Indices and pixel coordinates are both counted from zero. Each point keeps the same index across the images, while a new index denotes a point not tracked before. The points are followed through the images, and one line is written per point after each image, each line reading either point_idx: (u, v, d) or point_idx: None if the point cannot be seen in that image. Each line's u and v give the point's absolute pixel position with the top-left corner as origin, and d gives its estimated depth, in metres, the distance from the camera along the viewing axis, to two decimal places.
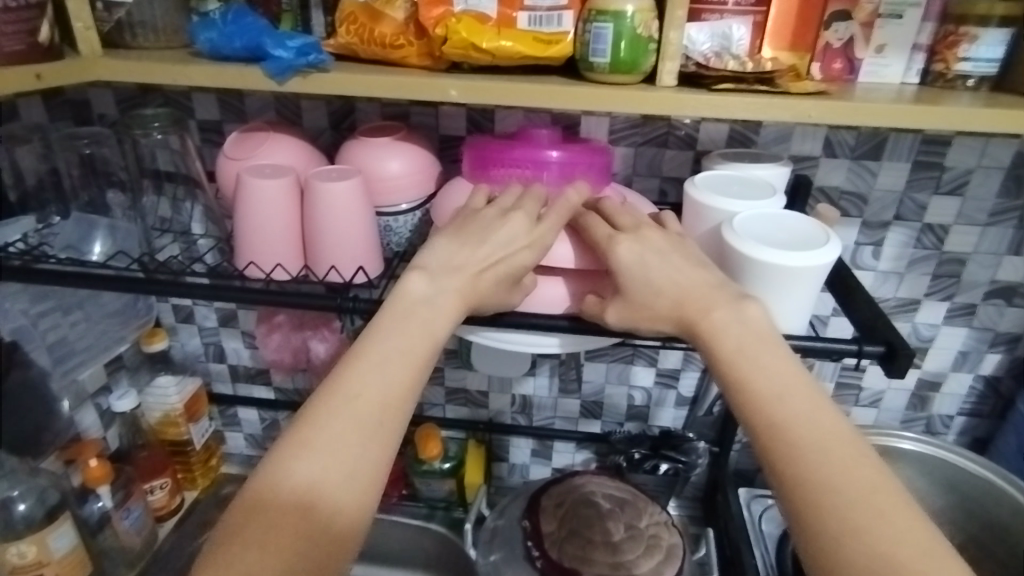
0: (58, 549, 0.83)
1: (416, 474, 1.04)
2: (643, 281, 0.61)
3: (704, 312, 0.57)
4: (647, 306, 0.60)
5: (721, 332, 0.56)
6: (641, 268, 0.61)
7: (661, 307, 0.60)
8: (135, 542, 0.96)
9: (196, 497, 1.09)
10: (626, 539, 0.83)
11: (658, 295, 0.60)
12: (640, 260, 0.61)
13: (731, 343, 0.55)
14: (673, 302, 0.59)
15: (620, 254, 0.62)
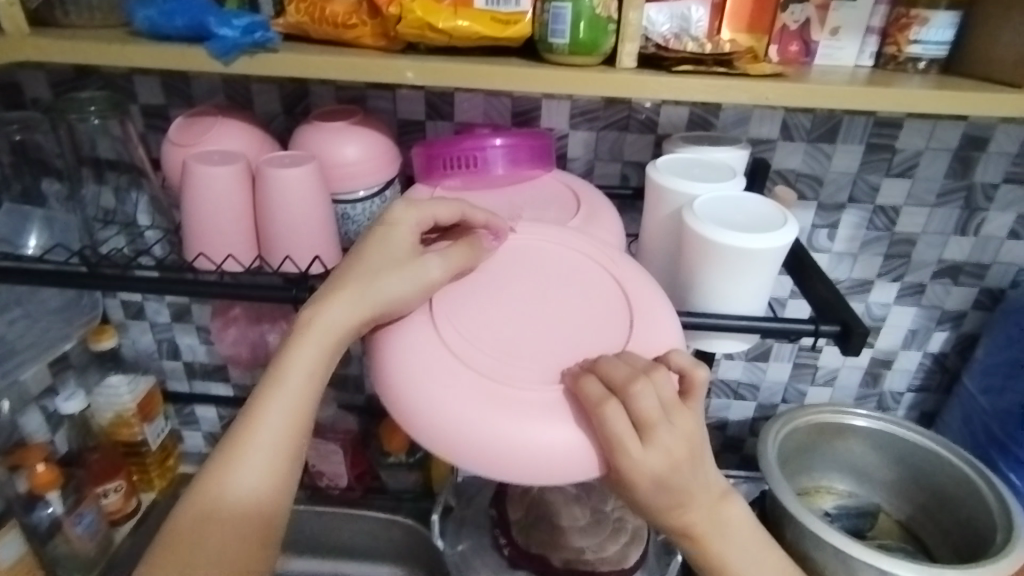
0: (3, 558, 0.79)
1: (383, 467, 1.02)
2: (651, 497, 0.54)
3: (702, 529, 0.58)
4: (650, 511, 0.56)
5: (713, 537, 0.58)
6: (655, 491, 0.54)
7: (660, 516, 0.56)
8: (90, 547, 0.92)
9: (154, 498, 1.04)
10: (594, 523, 0.82)
11: (660, 506, 0.55)
12: (663, 484, 0.53)
13: (715, 534, 0.58)
14: (681, 517, 0.57)
15: (643, 484, 0.53)
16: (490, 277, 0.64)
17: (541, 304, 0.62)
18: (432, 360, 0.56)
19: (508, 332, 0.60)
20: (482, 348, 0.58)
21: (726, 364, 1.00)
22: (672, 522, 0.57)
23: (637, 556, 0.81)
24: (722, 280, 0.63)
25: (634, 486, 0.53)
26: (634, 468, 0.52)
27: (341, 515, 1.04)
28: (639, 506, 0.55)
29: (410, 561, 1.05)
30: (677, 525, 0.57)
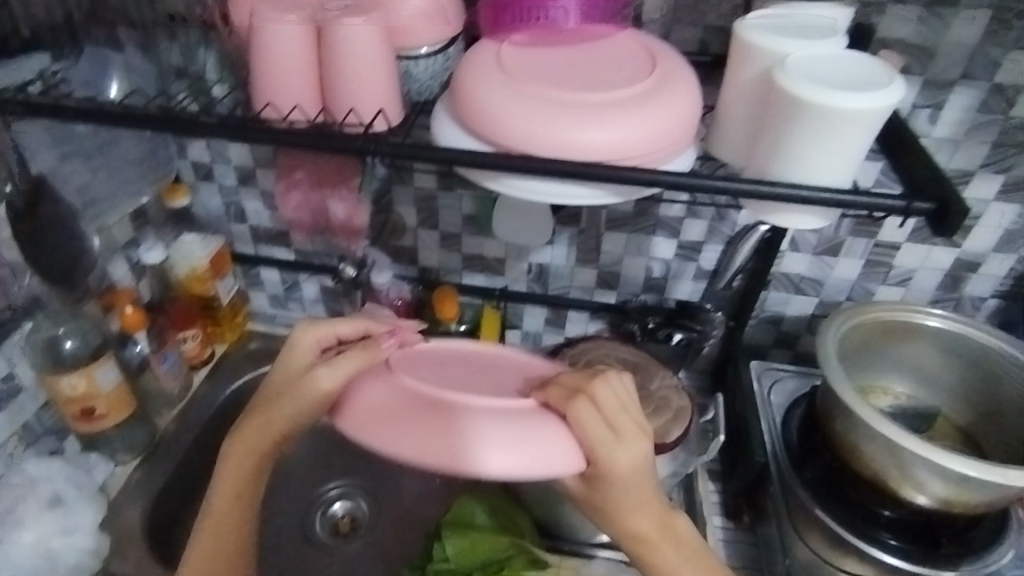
0: (106, 382, 0.86)
1: None
2: (619, 496, 0.59)
3: (664, 537, 0.61)
4: (622, 517, 0.60)
5: (670, 543, 0.61)
6: (625, 491, 0.58)
7: (632, 523, 0.60)
8: (174, 386, 0.99)
9: (225, 351, 1.09)
10: (638, 399, 0.83)
11: (628, 514, 0.60)
12: (635, 474, 0.58)
13: (673, 539, 0.61)
14: (638, 521, 0.60)
15: (619, 469, 0.57)
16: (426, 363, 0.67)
17: (478, 373, 0.66)
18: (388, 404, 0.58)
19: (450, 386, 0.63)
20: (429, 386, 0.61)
21: (791, 257, 0.96)
22: (641, 529, 0.60)
23: (679, 433, 0.81)
24: (808, 146, 0.59)
25: (611, 483, 0.58)
26: (612, 459, 0.57)
27: None
28: (607, 515, 0.60)
29: None
30: (638, 537, 0.61)
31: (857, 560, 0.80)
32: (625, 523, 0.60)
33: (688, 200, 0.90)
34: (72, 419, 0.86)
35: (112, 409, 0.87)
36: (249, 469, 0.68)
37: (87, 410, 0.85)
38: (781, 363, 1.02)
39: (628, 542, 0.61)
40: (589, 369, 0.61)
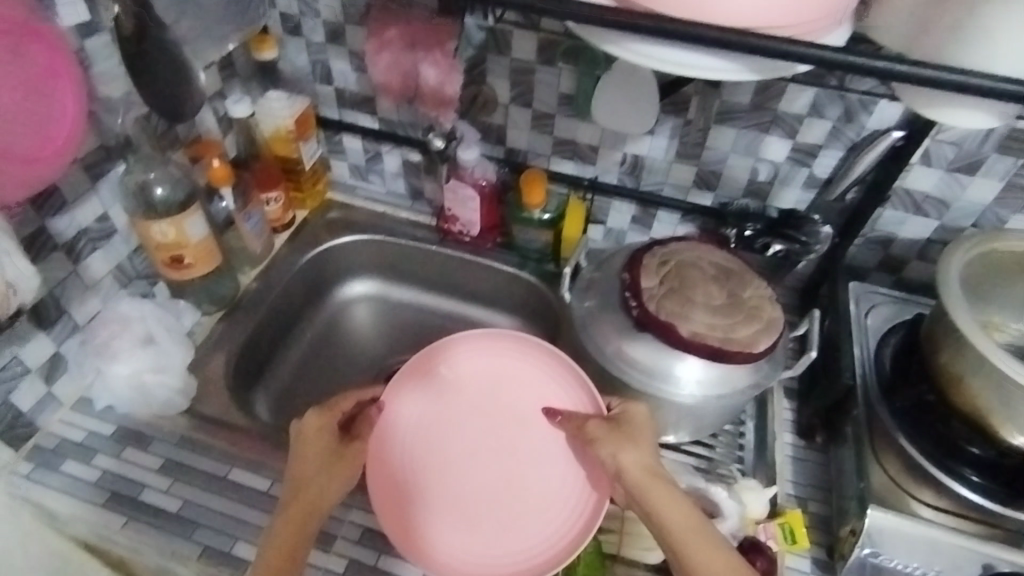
0: (195, 233, 0.86)
1: (515, 221, 1.00)
2: (637, 434, 0.69)
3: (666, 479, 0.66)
4: (635, 446, 0.68)
5: (670, 486, 0.65)
6: (642, 430, 0.70)
7: (638, 454, 0.68)
8: (257, 245, 1.00)
9: (307, 217, 1.09)
10: (728, 306, 0.78)
11: (639, 448, 0.68)
12: (648, 425, 0.71)
13: (671, 485, 0.66)
14: (647, 458, 0.68)
15: (637, 413, 0.71)
16: (443, 442, 0.80)
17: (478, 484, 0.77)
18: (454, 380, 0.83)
19: (484, 421, 0.81)
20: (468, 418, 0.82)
21: (918, 172, 0.87)
22: (648, 465, 0.67)
23: (767, 345, 0.76)
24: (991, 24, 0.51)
25: (627, 424, 0.70)
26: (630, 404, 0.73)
27: (471, 263, 1.05)
28: (623, 445, 0.69)
29: (527, 315, 1.06)
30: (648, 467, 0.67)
31: (933, 492, 0.75)
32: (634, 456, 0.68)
33: (834, 89, 0.82)
34: (162, 265, 0.88)
35: (200, 259, 0.88)
36: (302, 515, 0.64)
37: (176, 258, 0.87)
38: (885, 289, 0.94)
39: (642, 478, 0.66)
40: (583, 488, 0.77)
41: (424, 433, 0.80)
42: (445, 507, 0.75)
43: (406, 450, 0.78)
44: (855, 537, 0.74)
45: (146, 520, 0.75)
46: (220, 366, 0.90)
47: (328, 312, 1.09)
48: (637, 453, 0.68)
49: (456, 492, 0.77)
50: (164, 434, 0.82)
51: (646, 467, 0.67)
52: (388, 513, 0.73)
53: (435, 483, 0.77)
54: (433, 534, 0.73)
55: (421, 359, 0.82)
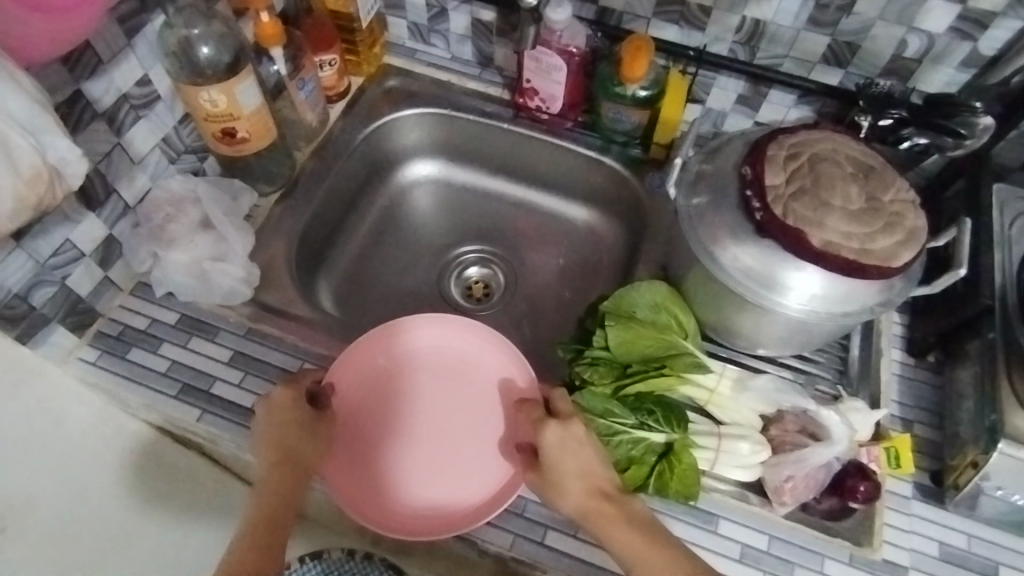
0: (247, 103, 0.75)
1: (604, 96, 0.86)
2: (561, 467, 0.62)
3: (605, 515, 0.60)
4: (562, 488, 0.61)
5: (616, 528, 0.59)
6: (565, 459, 0.62)
7: (569, 495, 0.61)
8: (313, 118, 0.90)
9: (362, 85, 0.96)
10: (868, 211, 0.67)
11: (567, 484, 0.61)
12: (570, 452, 0.62)
13: (617, 518, 0.59)
14: (576, 496, 0.61)
15: (549, 444, 0.63)
16: (394, 416, 0.74)
17: (438, 464, 0.71)
18: (411, 362, 0.76)
19: (439, 394, 0.75)
20: (422, 393, 0.75)
21: None
22: (583, 502, 0.60)
23: (908, 259, 0.66)
24: None
25: (545, 457, 0.63)
26: (542, 429, 0.64)
27: (547, 145, 0.93)
28: (551, 490, 0.62)
29: (607, 205, 0.95)
30: (582, 506, 0.60)
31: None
32: (565, 495, 0.61)
33: None
34: (213, 139, 0.78)
35: (254, 133, 0.78)
36: (285, 483, 0.62)
37: (228, 132, 0.77)
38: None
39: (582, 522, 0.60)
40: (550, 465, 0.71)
41: (376, 408, 0.74)
42: (393, 475, 0.70)
43: (356, 427, 0.72)
44: (974, 470, 0.68)
45: (221, 412, 0.72)
46: (280, 252, 0.83)
47: (388, 194, 1.00)
48: (564, 488, 0.61)
49: (406, 457, 0.71)
50: (230, 324, 0.77)
51: (581, 507, 0.60)
52: (340, 478, 0.69)
53: (385, 455, 0.71)
54: (382, 500, 0.68)
55: (371, 338, 0.75)
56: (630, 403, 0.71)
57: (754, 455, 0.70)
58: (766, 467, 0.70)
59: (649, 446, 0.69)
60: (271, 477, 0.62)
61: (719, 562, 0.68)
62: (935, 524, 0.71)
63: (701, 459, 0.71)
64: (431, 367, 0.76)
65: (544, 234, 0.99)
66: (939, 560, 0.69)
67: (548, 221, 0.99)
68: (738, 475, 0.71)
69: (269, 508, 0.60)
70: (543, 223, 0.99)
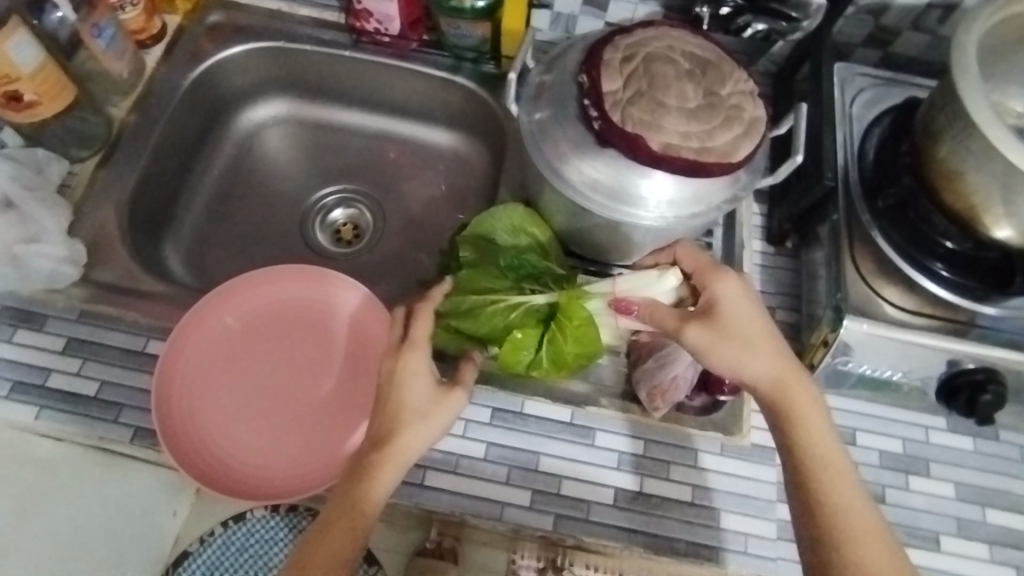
0: (25, 62, 0.66)
1: (439, 11, 0.80)
2: (779, 360, 0.61)
3: (808, 409, 0.60)
4: (750, 350, 0.61)
5: (803, 387, 0.61)
6: (748, 344, 0.61)
7: (761, 366, 0.61)
8: (123, 69, 0.79)
9: (181, 24, 0.85)
10: (705, 108, 0.66)
11: (754, 349, 0.61)
12: (745, 310, 0.63)
13: (812, 385, 0.61)
14: (779, 361, 0.61)
15: (733, 306, 0.63)
16: (239, 386, 0.70)
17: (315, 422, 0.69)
18: (236, 329, 0.71)
19: (279, 352, 0.72)
20: (260, 357, 0.72)
21: None
22: (776, 366, 0.61)
23: (748, 151, 0.66)
24: None
25: (725, 311, 0.63)
26: (725, 289, 0.64)
27: (396, 71, 0.85)
28: (728, 346, 0.61)
29: (472, 128, 0.88)
30: (778, 371, 0.61)
31: (898, 289, 0.70)
32: (745, 364, 0.61)
33: None
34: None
35: (46, 94, 0.70)
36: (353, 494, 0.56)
37: (12, 96, 0.68)
38: (870, 69, 0.81)
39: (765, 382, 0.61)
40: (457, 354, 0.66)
41: (235, 388, 0.70)
42: (263, 446, 0.68)
43: (226, 411, 0.68)
44: (825, 348, 0.71)
45: (61, 407, 0.66)
46: (110, 220, 0.75)
47: (233, 141, 0.90)
48: (760, 350, 0.61)
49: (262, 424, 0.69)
50: (60, 310, 0.70)
51: (772, 371, 0.61)
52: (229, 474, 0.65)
53: (241, 430, 0.68)
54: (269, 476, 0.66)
55: (201, 324, 0.69)
56: (512, 273, 0.71)
57: (662, 282, 0.72)
58: (642, 374, 0.72)
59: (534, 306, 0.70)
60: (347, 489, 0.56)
61: (597, 472, 0.69)
62: None
63: (600, 309, 0.71)
64: (270, 330, 0.72)
65: (411, 164, 0.91)
66: None
67: (412, 148, 0.91)
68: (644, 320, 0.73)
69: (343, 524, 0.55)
70: (410, 151, 0.91)
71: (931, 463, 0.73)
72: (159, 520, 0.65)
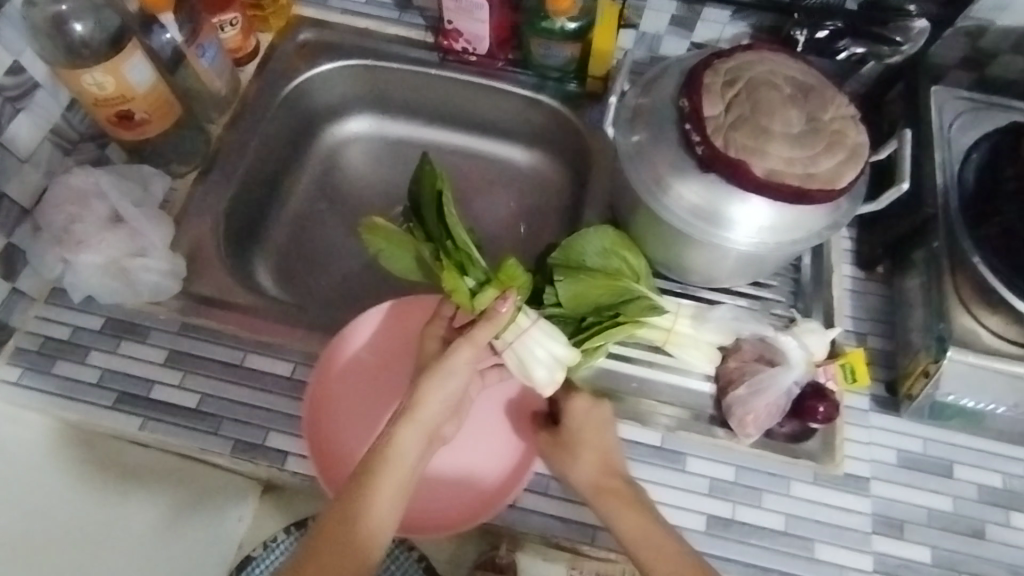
0: (139, 82, 0.68)
1: (531, 31, 0.81)
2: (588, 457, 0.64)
3: (625, 501, 0.60)
4: (579, 458, 0.64)
5: (620, 496, 0.61)
6: (571, 456, 0.65)
7: (583, 469, 0.64)
8: (221, 86, 0.82)
9: (273, 42, 0.87)
10: (808, 132, 0.65)
11: (580, 458, 0.64)
12: (585, 423, 0.67)
13: (625, 493, 0.61)
14: (591, 469, 0.63)
15: (573, 420, 0.67)
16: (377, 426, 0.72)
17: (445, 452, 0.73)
18: (372, 361, 0.74)
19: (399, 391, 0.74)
20: (386, 396, 0.74)
21: None
22: (594, 472, 0.63)
23: (852, 178, 0.65)
24: None
25: (569, 428, 0.67)
26: (568, 403, 0.69)
27: (480, 88, 0.87)
28: (566, 458, 0.65)
29: (553, 146, 0.89)
30: (597, 478, 0.63)
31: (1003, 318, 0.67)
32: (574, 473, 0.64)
33: None
34: (110, 127, 0.71)
35: (154, 112, 0.71)
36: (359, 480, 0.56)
37: (124, 115, 0.70)
38: (969, 91, 0.79)
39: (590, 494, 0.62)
40: (520, 359, 0.69)
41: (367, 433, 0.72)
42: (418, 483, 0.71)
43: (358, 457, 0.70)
44: (926, 380, 0.69)
45: (164, 417, 0.68)
46: (206, 235, 0.76)
47: (318, 156, 0.92)
48: (583, 461, 0.64)
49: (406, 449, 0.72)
50: (162, 322, 0.72)
51: (591, 479, 0.63)
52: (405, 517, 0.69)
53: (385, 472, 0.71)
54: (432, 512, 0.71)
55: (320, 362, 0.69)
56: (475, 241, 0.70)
57: (561, 353, 0.70)
58: (735, 400, 0.70)
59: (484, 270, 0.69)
60: (368, 472, 0.56)
61: (690, 499, 0.69)
62: (893, 432, 0.73)
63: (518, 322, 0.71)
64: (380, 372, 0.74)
65: (492, 181, 0.92)
66: (898, 466, 0.72)
67: (491, 165, 0.92)
68: (542, 376, 0.69)
69: (357, 504, 0.54)
70: (489, 169, 0.92)
71: None
72: (227, 522, 0.73)
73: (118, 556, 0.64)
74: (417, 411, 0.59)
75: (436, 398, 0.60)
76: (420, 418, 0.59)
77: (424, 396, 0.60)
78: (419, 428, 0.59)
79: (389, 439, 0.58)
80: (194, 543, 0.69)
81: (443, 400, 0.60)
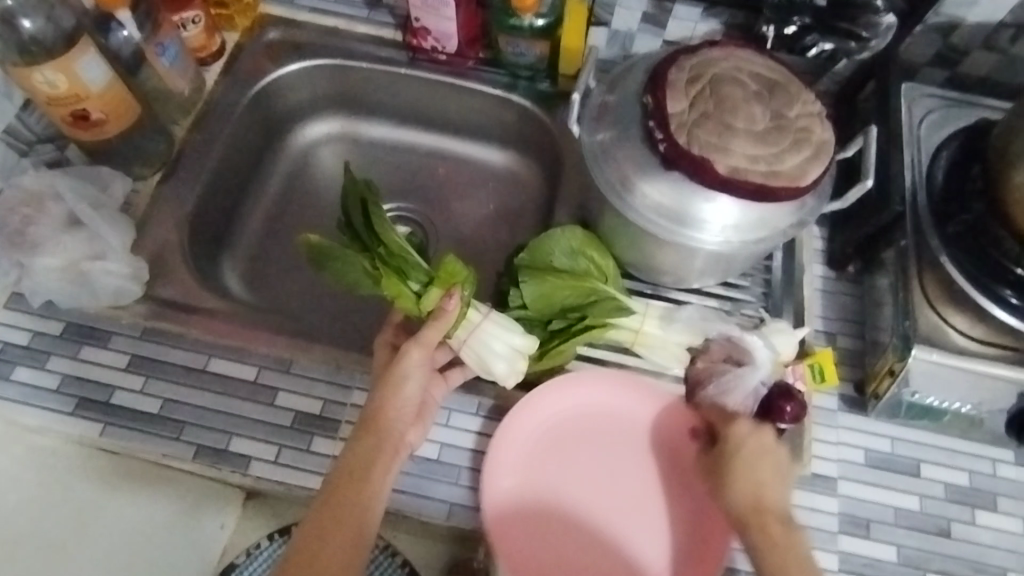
0: (94, 81, 0.67)
1: (499, 28, 0.81)
2: (768, 483, 0.58)
3: (787, 538, 0.55)
4: (734, 484, 0.59)
5: (782, 527, 0.56)
6: (731, 481, 0.59)
7: (733, 496, 0.58)
8: (183, 85, 0.81)
9: (239, 41, 0.86)
10: (772, 129, 0.64)
11: (738, 487, 0.59)
12: (746, 450, 0.60)
13: (793, 530, 0.56)
14: (742, 499, 0.58)
15: (730, 447, 0.61)
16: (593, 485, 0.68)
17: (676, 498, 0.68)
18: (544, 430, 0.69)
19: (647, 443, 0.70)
20: (628, 452, 0.70)
21: None
22: (747, 503, 0.58)
23: (818, 174, 0.64)
24: None
25: (729, 453, 0.61)
26: (731, 428, 0.62)
27: (450, 86, 0.86)
28: (722, 485, 0.60)
29: (526, 146, 0.88)
30: (749, 506, 0.58)
31: (968, 318, 0.67)
32: (726, 503, 0.59)
33: None
34: (66, 127, 0.70)
35: (111, 112, 0.70)
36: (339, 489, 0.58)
37: (80, 115, 0.69)
38: (940, 89, 0.79)
39: (740, 522, 0.57)
40: (478, 353, 0.69)
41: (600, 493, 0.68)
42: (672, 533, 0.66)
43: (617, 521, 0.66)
44: (892, 379, 0.70)
45: (125, 423, 0.67)
46: (168, 236, 0.75)
47: (288, 157, 0.91)
48: (738, 491, 0.59)
49: (517, 476, 0.67)
50: (123, 327, 0.71)
51: (742, 510, 0.58)
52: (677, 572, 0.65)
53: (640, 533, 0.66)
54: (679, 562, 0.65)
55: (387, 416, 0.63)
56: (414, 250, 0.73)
57: (519, 343, 0.70)
58: (702, 400, 0.70)
59: (425, 273, 0.70)
60: (343, 483, 0.58)
61: None
62: (861, 432, 0.73)
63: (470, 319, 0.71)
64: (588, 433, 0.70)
65: (464, 182, 0.91)
66: (866, 466, 0.72)
67: (463, 166, 0.91)
68: (501, 369, 0.69)
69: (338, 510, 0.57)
70: (462, 169, 0.91)
71: (999, 497, 0.71)
72: (207, 531, 0.66)
73: (86, 551, 0.63)
74: (377, 419, 0.62)
75: (395, 406, 0.63)
76: (382, 426, 0.62)
77: (385, 406, 0.62)
78: (383, 437, 0.61)
79: (353, 447, 0.61)
80: (169, 543, 0.64)
81: (401, 406, 0.63)
